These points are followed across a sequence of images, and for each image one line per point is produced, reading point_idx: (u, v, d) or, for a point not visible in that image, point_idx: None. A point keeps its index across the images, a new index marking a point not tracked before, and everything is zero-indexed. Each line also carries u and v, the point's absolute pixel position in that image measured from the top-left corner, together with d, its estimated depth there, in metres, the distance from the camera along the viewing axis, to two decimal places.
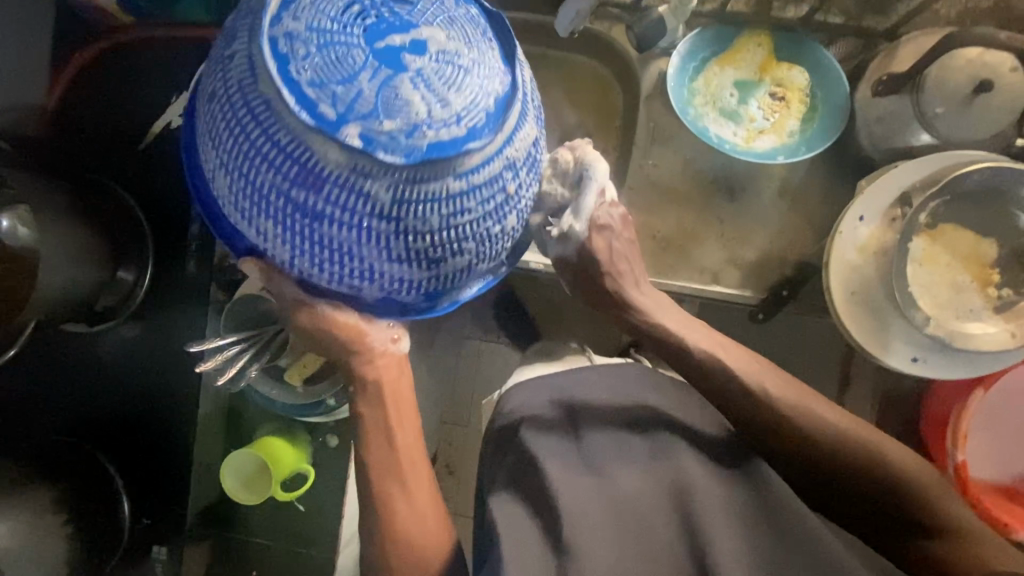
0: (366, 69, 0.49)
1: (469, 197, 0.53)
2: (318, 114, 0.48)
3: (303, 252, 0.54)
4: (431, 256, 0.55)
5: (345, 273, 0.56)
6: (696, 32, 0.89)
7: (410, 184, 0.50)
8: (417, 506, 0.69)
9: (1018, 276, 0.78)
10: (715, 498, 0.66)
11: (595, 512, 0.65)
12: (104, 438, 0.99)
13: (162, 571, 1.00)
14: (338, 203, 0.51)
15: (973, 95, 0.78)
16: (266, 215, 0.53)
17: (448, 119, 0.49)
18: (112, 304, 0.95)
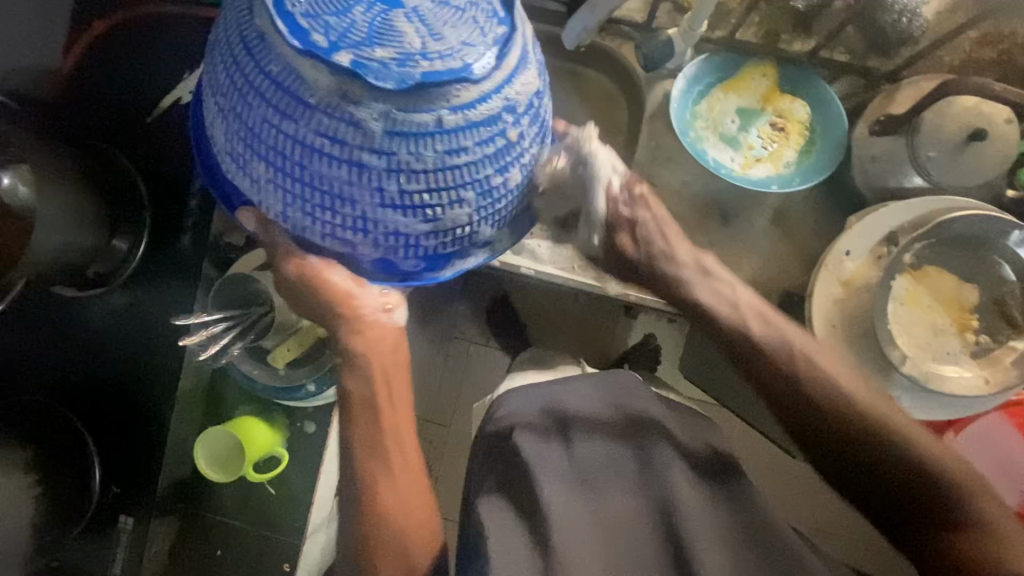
0: (360, 3, 0.49)
1: (464, 135, 0.52)
2: (309, 41, 0.48)
3: (296, 195, 0.54)
4: (426, 201, 0.54)
5: (338, 218, 0.55)
6: (703, 57, 0.91)
7: (399, 116, 0.50)
8: (396, 498, 0.70)
9: (998, 323, 0.79)
10: (699, 509, 0.68)
11: (574, 518, 0.67)
12: (81, 404, 1.00)
13: (128, 541, 1.00)
14: (331, 138, 0.51)
15: (966, 142, 0.79)
16: (261, 155, 0.54)
17: (442, 51, 0.49)
18: (104, 271, 0.96)
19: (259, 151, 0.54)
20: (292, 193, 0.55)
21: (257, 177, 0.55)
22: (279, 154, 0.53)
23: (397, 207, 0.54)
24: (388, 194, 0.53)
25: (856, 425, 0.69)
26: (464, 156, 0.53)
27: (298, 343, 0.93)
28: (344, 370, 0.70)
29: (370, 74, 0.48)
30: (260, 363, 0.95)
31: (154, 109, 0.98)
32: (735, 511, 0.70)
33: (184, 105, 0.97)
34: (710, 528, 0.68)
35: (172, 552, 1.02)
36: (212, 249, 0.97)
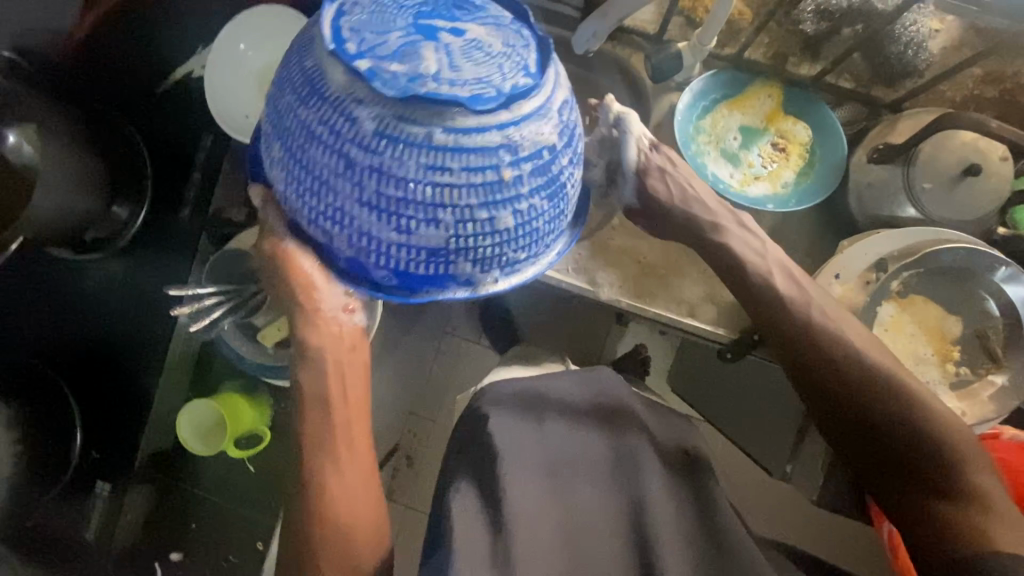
0: (401, 25, 0.50)
1: (452, 158, 0.49)
2: (340, 42, 0.49)
3: (291, 178, 0.54)
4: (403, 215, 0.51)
5: (320, 211, 0.54)
6: (711, 73, 0.92)
7: (393, 123, 0.48)
8: (348, 482, 0.68)
9: (979, 357, 0.80)
10: (667, 515, 0.70)
11: (541, 512, 0.68)
12: (67, 367, 0.99)
13: (101, 508, 1.00)
14: (330, 127, 0.50)
15: (961, 176, 0.81)
16: (276, 137, 0.55)
17: (455, 79, 0.48)
18: (101, 236, 0.96)
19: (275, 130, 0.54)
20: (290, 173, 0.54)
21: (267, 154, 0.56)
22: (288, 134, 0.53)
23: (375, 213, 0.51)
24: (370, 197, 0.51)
25: (848, 378, 0.70)
26: (453, 179, 0.50)
27: (287, 325, 0.93)
28: (306, 356, 0.69)
29: (383, 74, 0.48)
30: (248, 340, 0.95)
31: (166, 79, 0.99)
32: (701, 519, 0.70)
33: (196, 79, 1.00)
34: (675, 533, 0.69)
35: (149, 517, 1.03)
36: (211, 223, 0.98)
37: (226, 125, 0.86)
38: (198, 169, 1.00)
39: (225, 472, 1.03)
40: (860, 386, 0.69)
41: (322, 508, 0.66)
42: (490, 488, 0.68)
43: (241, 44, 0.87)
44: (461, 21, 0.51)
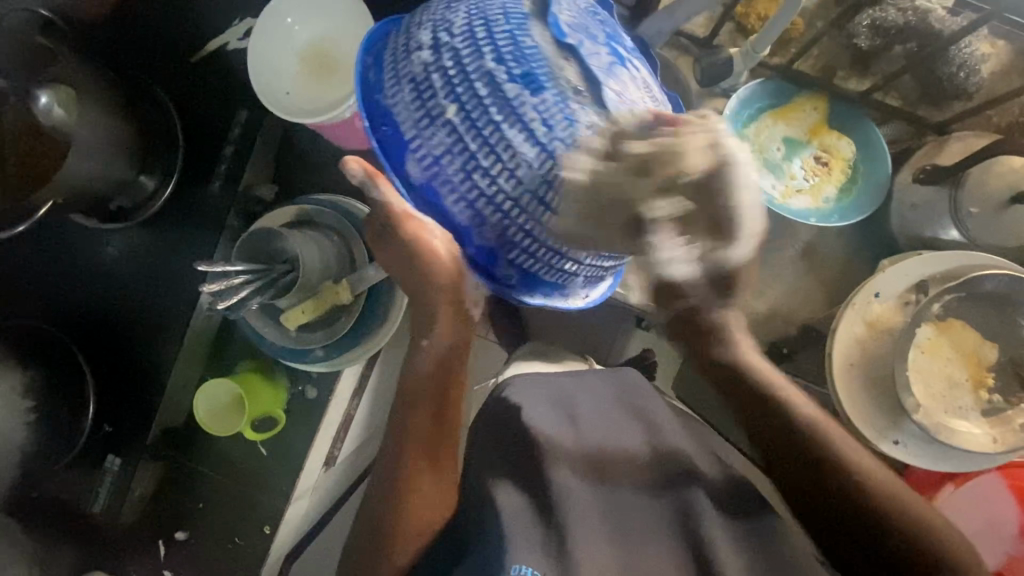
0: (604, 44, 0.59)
1: (640, 179, 0.59)
2: (570, 41, 0.56)
3: (471, 159, 0.57)
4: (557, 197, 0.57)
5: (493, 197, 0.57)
6: (758, 81, 0.91)
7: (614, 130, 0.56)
8: (433, 489, 0.71)
9: (1012, 385, 0.80)
10: (717, 523, 0.68)
11: (583, 509, 0.68)
12: (85, 337, 0.98)
13: (110, 483, 0.97)
14: (509, 107, 0.55)
15: (1008, 203, 0.82)
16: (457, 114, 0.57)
17: (649, 108, 0.59)
18: (126, 206, 0.95)
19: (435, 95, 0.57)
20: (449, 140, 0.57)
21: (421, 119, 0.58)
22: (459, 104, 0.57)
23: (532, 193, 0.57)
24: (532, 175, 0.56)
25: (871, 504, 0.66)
26: (607, 173, 0.57)
27: (315, 307, 0.90)
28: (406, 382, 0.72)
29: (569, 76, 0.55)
30: (271, 321, 0.93)
31: (199, 50, 0.96)
32: (750, 528, 0.69)
33: (230, 51, 0.97)
34: (724, 542, 0.67)
35: (155, 495, 1.01)
36: (241, 200, 0.98)
37: (268, 100, 0.84)
38: (231, 144, 0.97)
39: (233, 454, 1.00)
40: (852, 477, 0.66)
41: (405, 509, 0.70)
42: (531, 486, 0.70)
43: (289, 19, 0.86)
44: (635, 60, 0.63)
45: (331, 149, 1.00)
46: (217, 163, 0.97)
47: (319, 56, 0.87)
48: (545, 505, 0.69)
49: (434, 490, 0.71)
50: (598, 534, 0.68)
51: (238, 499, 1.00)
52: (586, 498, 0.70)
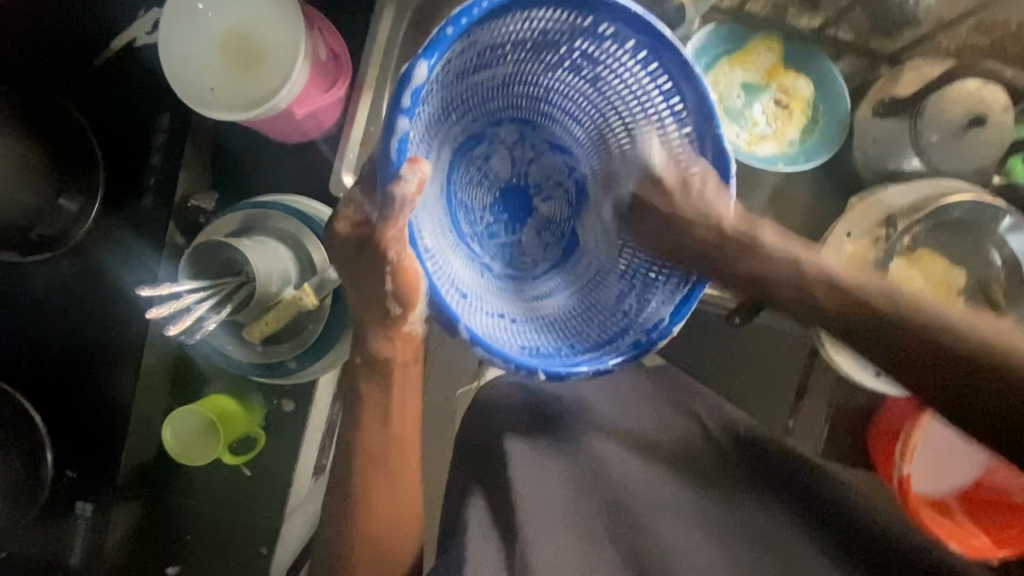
0: (548, 147, 0.75)
1: (501, 230, 0.76)
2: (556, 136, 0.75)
3: (500, 152, 0.75)
4: (562, 224, 0.77)
5: (497, 167, 0.76)
6: (711, 27, 0.88)
7: (494, 182, 0.76)
8: (392, 500, 0.66)
9: (981, 306, 0.82)
10: (667, 494, 0.66)
11: (553, 508, 0.65)
12: (37, 384, 0.91)
13: (83, 530, 0.90)
14: (530, 150, 0.76)
15: (966, 128, 0.82)
16: (480, 145, 0.74)
17: (533, 227, 0.77)
18: (50, 234, 0.85)
19: (556, 89, 0.70)
20: (510, 167, 0.76)
21: (470, 162, 0.74)
22: (513, 114, 0.73)
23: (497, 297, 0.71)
24: (524, 144, 0.75)
25: None
26: (508, 228, 0.77)
27: (278, 317, 0.83)
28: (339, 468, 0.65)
29: (538, 158, 0.76)
30: (233, 337, 0.86)
31: (104, 51, 0.86)
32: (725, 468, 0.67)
33: (140, 47, 0.87)
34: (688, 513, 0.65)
35: (139, 530, 0.96)
36: (177, 215, 0.89)
37: (189, 97, 0.76)
38: (157, 153, 0.87)
39: (214, 480, 0.95)
40: None
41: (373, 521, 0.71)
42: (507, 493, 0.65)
43: (199, 4, 0.77)
44: (561, 146, 0.75)
45: (270, 148, 0.93)
46: (145, 177, 0.88)
47: (239, 43, 0.79)
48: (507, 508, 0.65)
49: (398, 503, 0.66)
50: (560, 529, 0.64)
51: (224, 526, 0.95)
52: (556, 485, 0.67)
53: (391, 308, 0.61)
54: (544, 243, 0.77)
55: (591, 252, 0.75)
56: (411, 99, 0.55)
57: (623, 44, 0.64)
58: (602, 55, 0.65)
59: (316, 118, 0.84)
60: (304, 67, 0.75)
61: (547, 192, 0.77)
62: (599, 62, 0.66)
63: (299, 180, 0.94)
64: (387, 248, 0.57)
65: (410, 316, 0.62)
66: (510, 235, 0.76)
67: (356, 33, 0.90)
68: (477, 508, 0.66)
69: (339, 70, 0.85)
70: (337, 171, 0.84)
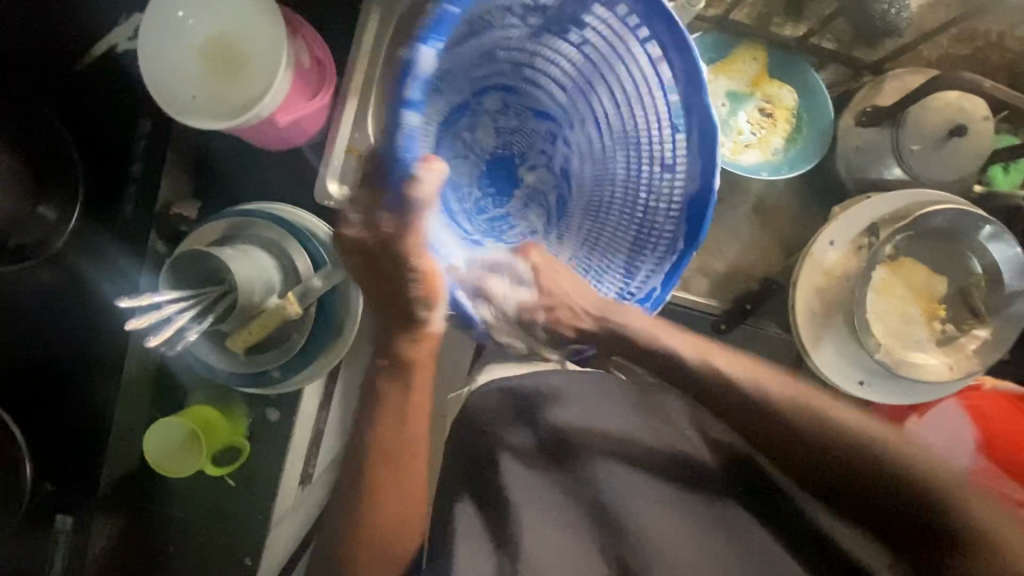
0: (537, 116, 0.70)
1: (488, 203, 0.72)
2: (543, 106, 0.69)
3: (486, 124, 0.71)
4: (547, 194, 0.73)
5: (480, 139, 0.71)
6: (696, 36, 0.89)
7: (479, 155, 0.72)
8: (375, 514, 0.65)
9: (963, 313, 0.83)
10: (660, 508, 0.64)
11: (541, 511, 0.64)
12: (16, 395, 0.90)
13: (64, 542, 0.89)
14: (517, 121, 0.71)
15: (947, 137, 0.83)
16: (464, 119, 0.69)
17: (519, 201, 0.73)
18: (28, 241, 0.83)
19: (547, 57, 0.65)
20: (494, 138, 0.72)
21: (454, 137, 0.69)
22: (500, 82, 0.68)
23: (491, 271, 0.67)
24: (510, 113, 0.70)
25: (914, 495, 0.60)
26: (492, 203, 0.73)
27: (262, 326, 0.81)
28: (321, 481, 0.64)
29: (525, 128, 0.71)
30: (216, 346, 0.85)
31: (84, 57, 0.85)
32: (716, 475, 0.67)
33: (120, 54, 0.86)
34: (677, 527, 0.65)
35: (120, 545, 0.93)
36: (159, 221, 0.87)
37: (168, 105, 0.75)
38: (138, 160, 0.87)
39: (197, 491, 0.93)
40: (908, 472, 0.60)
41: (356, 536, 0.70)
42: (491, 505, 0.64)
43: (180, 12, 0.77)
44: (548, 117, 0.70)
45: (254, 156, 0.92)
46: (126, 185, 0.88)
47: (221, 50, 0.78)
48: (497, 519, 0.64)
49: (381, 518, 0.65)
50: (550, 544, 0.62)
51: (208, 537, 0.94)
52: (546, 491, 0.66)
53: (418, 311, 0.60)
54: (532, 215, 0.73)
55: (574, 225, 0.71)
56: (414, 88, 0.53)
57: (618, 13, 0.60)
58: (596, 29, 0.62)
59: (300, 126, 0.83)
60: (286, 74, 0.75)
61: (534, 165, 0.72)
62: (594, 31, 0.62)
63: (283, 187, 0.93)
64: (410, 257, 0.56)
65: (434, 318, 0.61)
66: (496, 207, 0.73)
67: (341, 40, 0.90)
68: (467, 513, 0.64)
69: (323, 78, 0.84)
70: (321, 179, 0.83)
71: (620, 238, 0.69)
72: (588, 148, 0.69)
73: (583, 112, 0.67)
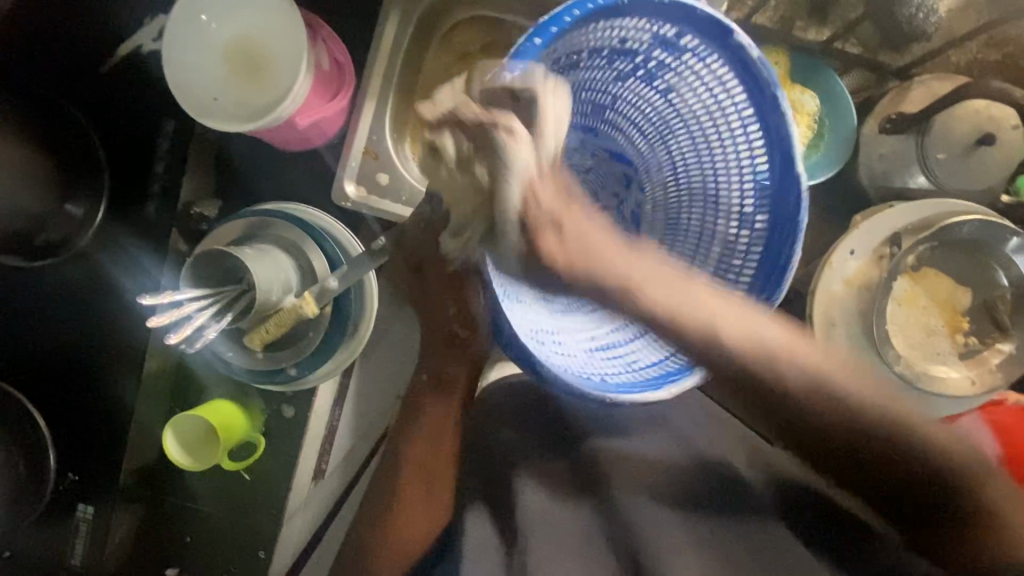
0: (623, 145, 0.75)
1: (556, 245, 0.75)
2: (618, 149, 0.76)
3: (575, 153, 0.74)
4: (625, 212, 0.77)
5: (581, 159, 0.76)
6: (717, 40, 0.87)
7: (580, 175, 0.76)
8: None
9: (986, 326, 0.81)
10: (674, 521, 0.62)
11: (554, 518, 0.63)
12: (39, 387, 0.92)
13: (86, 531, 0.91)
14: (602, 162, 0.77)
15: (974, 146, 0.82)
16: (574, 140, 0.73)
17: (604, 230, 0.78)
18: (55, 240, 0.86)
19: (625, 97, 0.69)
20: (582, 170, 0.76)
21: (563, 158, 0.73)
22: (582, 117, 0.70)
23: (553, 317, 0.70)
24: (593, 136, 0.74)
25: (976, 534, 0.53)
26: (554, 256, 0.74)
27: (278, 325, 0.83)
28: None
29: (588, 155, 0.76)
30: (234, 344, 0.86)
31: (109, 57, 0.86)
32: (740, 492, 0.65)
33: (145, 55, 0.87)
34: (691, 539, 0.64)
35: (141, 534, 0.96)
36: (181, 220, 0.90)
37: (191, 107, 0.77)
38: (161, 161, 0.89)
39: (212, 484, 0.95)
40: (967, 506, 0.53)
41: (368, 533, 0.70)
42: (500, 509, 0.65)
43: (203, 16, 0.78)
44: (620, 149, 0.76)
45: (274, 156, 0.94)
46: (149, 183, 0.89)
47: (242, 53, 0.79)
48: (507, 520, 0.65)
49: None
50: (562, 547, 0.60)
51: (222, 531, 0.95)
52: (556, 495, 0.65)
53: (470, 314, 0.67)
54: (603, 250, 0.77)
55: (657, 250, 0.74)
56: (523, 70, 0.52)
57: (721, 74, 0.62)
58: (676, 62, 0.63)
59: (319, 128, 0.84)
60: (306, 76, 0.76)
61: (616, 213, 0.77)
62: (673, 72, 0.64)
63: (301, 188, 0.94)
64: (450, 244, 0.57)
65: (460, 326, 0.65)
66: (585, 224, 0.76)
67: (359, 43, 0.91)
68: (478, 517, 0.66)
69: (341, 80, 0.85)
70: (338, 180, 0.83)
71: (680, 261, 0.72)
72: (669, 177, 0.72)
73: (660, 155, 0.72)
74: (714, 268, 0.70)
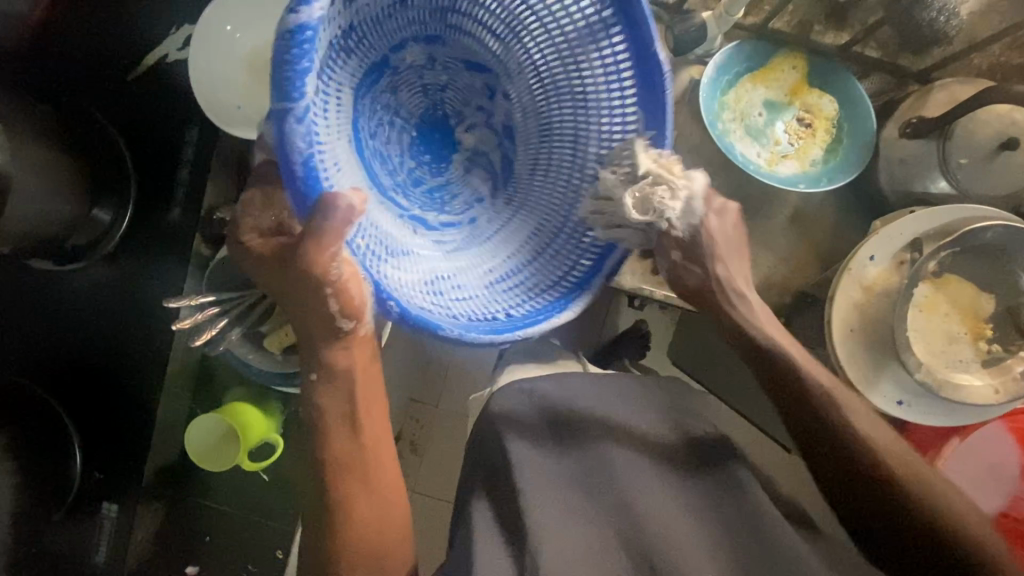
0: (458, 74, 0.70)
1: (427, 173, 0.71)
2: (476, 66, 0.70)
3: (411, 92, 0.70)
4: (489, 156, 0.73)
5: (405, 98, 0.69)
6: (735, 43, 0.85)
7: (403, 119, 0.70)
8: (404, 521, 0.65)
9: (1010, 333, 0.80)
10: (672, 511, 0.66)
11: (564, 515, 0.65)
12: (61, 389, 0.93)
13: (110, 528, 0.94)
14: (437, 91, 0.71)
15: (996, 152, 0.80)
16: (389, 86, 0.67)
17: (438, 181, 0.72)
18: (83, 244, 0.88)
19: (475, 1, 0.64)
20: (420, 100, 0.70)
21: (374, 99, 0.66)
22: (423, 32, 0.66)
23: (441, 253, 0.67)
24: (433, 61, 0.69)
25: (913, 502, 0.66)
26: (427, 184, 0.71)
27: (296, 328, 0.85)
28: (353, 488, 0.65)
29: (446, 92, 0.71)
30: (253, 346, 0.87)
31: (135, 67, 0.89)
32: (724, 491, 0.68)
33: (171, 63, 0.90)
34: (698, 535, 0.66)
35: (162, 534, 0.97)
36: (204, 225, 0.92)
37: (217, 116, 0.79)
38: (187, 165, 0.92)
39: (232, 482, 0.97)
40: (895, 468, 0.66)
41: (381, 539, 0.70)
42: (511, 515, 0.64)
43: (229, 26, 0.80)
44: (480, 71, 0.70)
45: None
46: (175, 188, 0.92)
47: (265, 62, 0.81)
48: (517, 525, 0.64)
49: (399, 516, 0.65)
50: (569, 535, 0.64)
51: (241, 529, 0.97)
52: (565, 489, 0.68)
53: (342, 324, 0.62)
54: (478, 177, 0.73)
55: (522, 188, 0.72)
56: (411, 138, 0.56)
57: None
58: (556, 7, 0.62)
59: None
60: None
61: (477, 139, 0.73)
62: None
63: None
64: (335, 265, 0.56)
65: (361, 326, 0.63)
66: (435, 173, 0.72)
67: None
68: (483, 513, 0.68)
69: None
70: None
71: (550, 221, 0.70)
72: (531, 99, 0.70)
73: (517, 57, 0.68)
74: (571, 226, 0.69)
